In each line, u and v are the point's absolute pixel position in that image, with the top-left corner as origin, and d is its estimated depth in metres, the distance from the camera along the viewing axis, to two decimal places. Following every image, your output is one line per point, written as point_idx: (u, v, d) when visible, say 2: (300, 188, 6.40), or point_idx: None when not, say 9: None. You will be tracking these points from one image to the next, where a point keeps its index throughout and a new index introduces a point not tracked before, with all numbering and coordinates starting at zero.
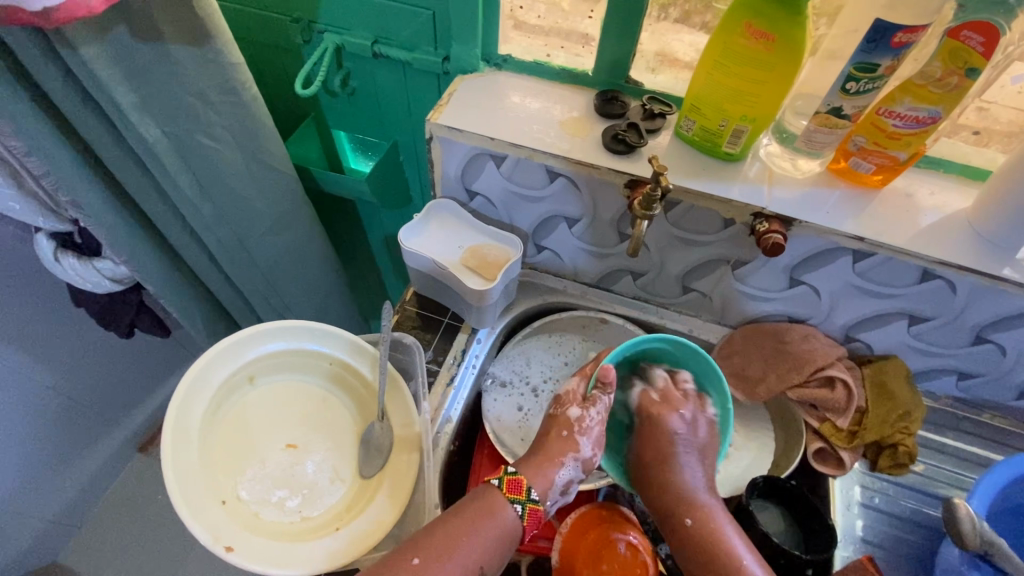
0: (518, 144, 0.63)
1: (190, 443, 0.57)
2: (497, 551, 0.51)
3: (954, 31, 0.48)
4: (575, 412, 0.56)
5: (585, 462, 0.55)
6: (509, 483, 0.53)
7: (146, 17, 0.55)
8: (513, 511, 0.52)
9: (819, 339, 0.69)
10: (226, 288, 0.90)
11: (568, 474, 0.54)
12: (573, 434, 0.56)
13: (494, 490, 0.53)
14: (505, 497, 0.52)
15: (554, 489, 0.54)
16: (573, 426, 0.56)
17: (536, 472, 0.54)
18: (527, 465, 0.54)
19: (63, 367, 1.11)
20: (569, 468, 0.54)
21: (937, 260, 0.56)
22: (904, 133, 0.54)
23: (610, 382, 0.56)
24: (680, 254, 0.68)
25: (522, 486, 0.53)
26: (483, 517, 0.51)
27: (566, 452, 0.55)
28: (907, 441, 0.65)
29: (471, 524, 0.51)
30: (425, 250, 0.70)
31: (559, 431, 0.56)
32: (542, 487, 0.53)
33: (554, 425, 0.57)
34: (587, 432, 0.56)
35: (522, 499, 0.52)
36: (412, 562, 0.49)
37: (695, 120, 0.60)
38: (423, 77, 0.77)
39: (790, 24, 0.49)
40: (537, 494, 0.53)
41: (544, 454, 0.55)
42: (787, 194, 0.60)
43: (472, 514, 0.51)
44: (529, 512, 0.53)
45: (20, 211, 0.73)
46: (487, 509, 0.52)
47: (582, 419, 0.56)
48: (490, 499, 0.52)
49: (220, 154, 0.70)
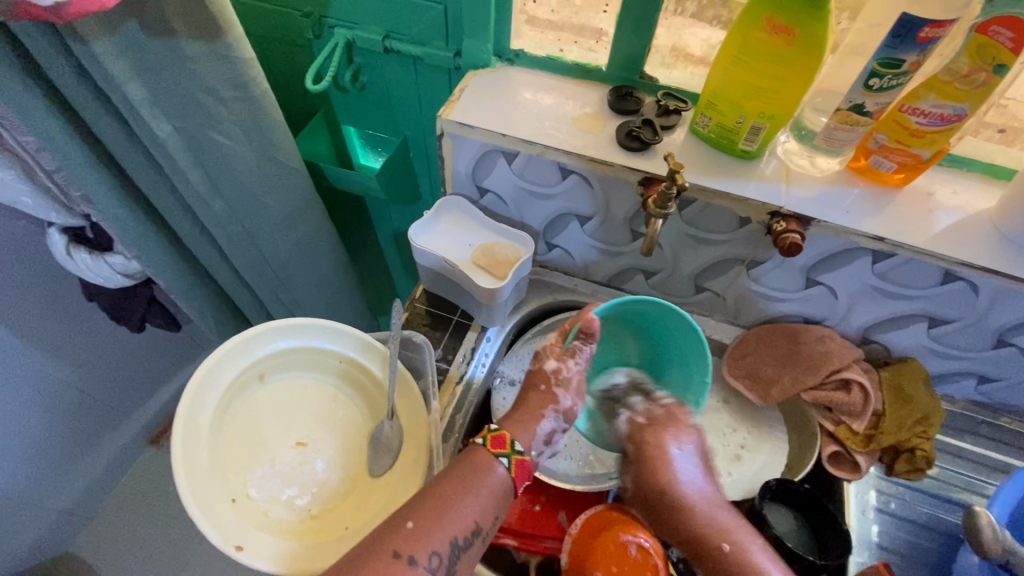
0: (530, 141, 0.62)
1: (200, 440, 0.57)
2: (489, 505, 0.51)
3: (982, 26, 0.46)
4: (552, 363, 0.58)
5: (566, 412, 0.58)
6: (492, 440, 0.53)
7: (158, 12, 0.55)
8: (500, 467, 0.52)
9: (835, 340, 0.68)
10: (236, 283, 0.90)
11: (549, 425, 0.57)
12: (551, 386, 0.57)
13: (480, 450, 0.53)
14: (491, 454, 0.53)
15: (537, 441, 0.56)
16: (551, 378, 0.58)
17: (518, 425, 0.56)
18: (509, 420, 0.56)
19: (75, 361, 1.12)
20: (548, 417, 0.56)
21: (958, 261, 0.55)
22: (928, 130, 0.52)
23: (593, 331, 0.57)
24: (693, 252, 0.67)
25: (505, 440, 0.53)
26: (472, 474, 0.51)
27: (544, 402, 0.57)
28: (926, 445, 0.64)
29: (463, 479, 0.51)
30: (435, 247, 0.69)
31: (540, 384, 0.58)
32: (525, 439, 0.55)
33: (535, 377, 0.59)
34: (565, 382, 0.58)
35: (507, 453, 0.53)
36: (407, 526, 0.48)
37: (711, 117, 0.59)
38: (434, 72, 0.77)
39: (812, 18, 0.47)
40: (520, 446, 0.54)
41: (525, 407, 0.57)
42: (805, 192, 0.59)
43: (461, 471, 0.51)
44: (515, 465, 0.53)
45: (33, 206, 0.73)
46: (475, 466, 0.52)
47: (560, 371, 0.58)
48: (478, 457, 0.53)
49: (231, 150, 0.70)
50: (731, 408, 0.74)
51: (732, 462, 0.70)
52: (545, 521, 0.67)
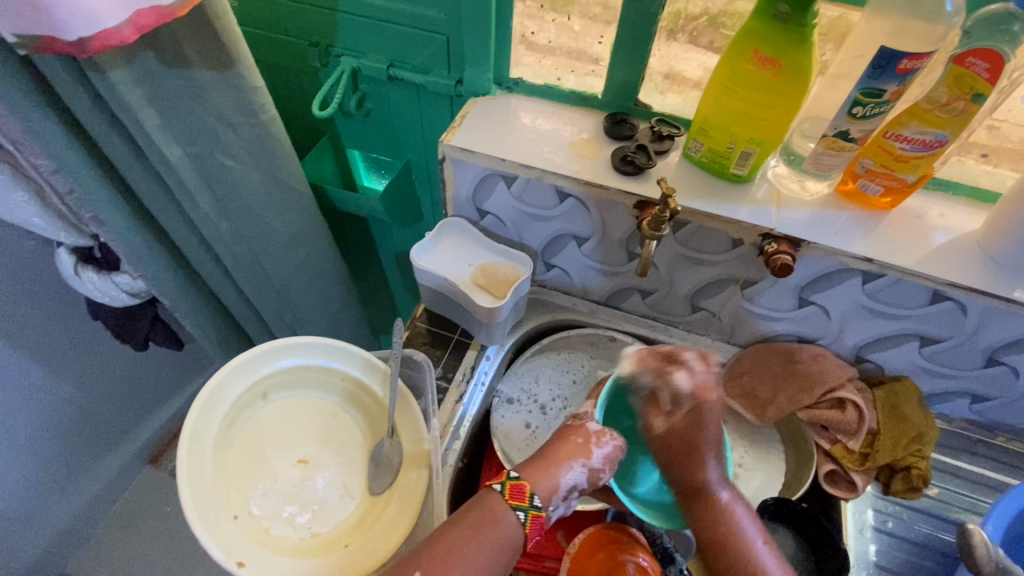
0: (528, 165, 0.64)
1: (204, 455, 0.58)
2: (499, 558, 0.50)
3: (959, 57, 0.48)
4: (594, 425, 0.55)
5: (592, 472, 0.53)
6: (512, 489, 0.51)
7: (174, 43, 0.57)
8: (513, 517, 0.51)
9: (828, 359, 0.68)
10: (240, 301, 0.91)
11: (573, 479, 0.52)
12: (588, 443, 0.54)
13: (496, 495, 0.52)
14: (507, 504, 0.51)
15: (556, 496, 0.52)
16: (591, 437, 0.54)
17: (540, 478, 0.52)
18: (530, 468, 0.52)
19: (78, 379, 1.13)
20: (575, 471, 0.52)
21: (946, 281, 0.57)
22: (911, 156, 0.54)
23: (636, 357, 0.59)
24: (689, 273, 0.69)
25: (525, 491, 0.51)
26: (486, 525, 0.50)
27: (576, 456, 0.53)
28: (921, 463, 0.65)
29: (473, 531, 0.50)
30: (437, 268, 0.71)
31: (574, 436, 0.54)
32: (545, 493, 0.52)
33: (572, 431, 0.55)
34: (602, 444, 0.54)
35: (525, 506, 0.51)
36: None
37: (703, 142, 0.61)
38: (436, 99, 0.79)
39: (797, 50, 0.50)
40: (539, 501, 0.51)
41: (552, 456, 0.53)
42: (796, 215, 0.60)
43: (473, 522, 0.50)
44: (531, 520, 0.51)
45: (43, 227, 0.75)
46: (489, 517, 0.51)
47: (601, 432, 0.55)
48: (491, 506, 0.51)
49: (238, 173, 0.72)
50: (729, 427, 0.74)
51: (731, 482, 0.70)
52: (544, 540, 0.67)
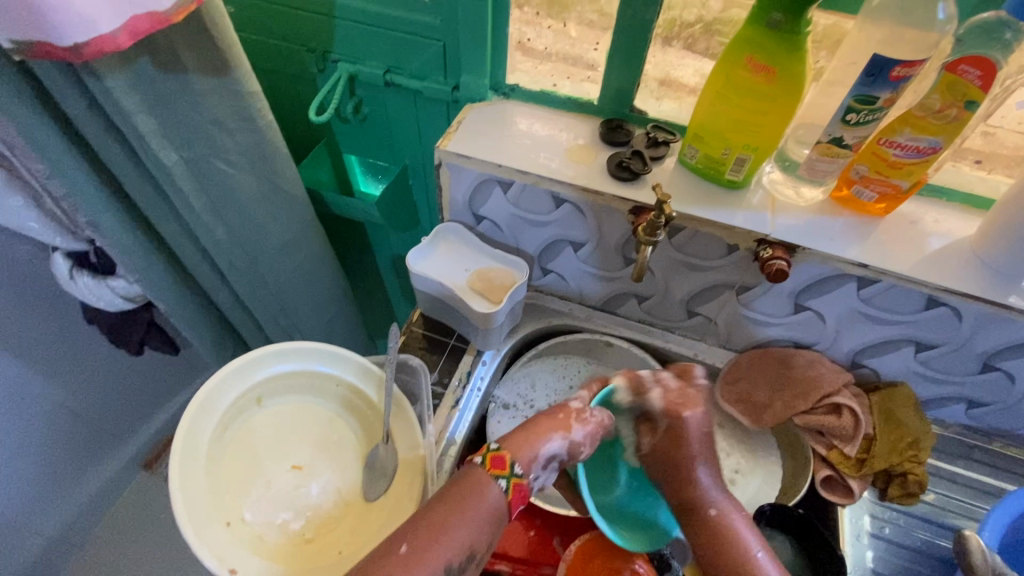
0: (525, 171, 0.64)
1: (198, 461, 0.57)
2: (484, 531, 0.49)
3: (951, 65, 0.49)
4: (577, 402, 0.56)
5: (573, 445, 0.54)
6: (493, 459, 0.51)
7: (170, 48, 0.57)
8: (497, 489, 0.50)
9: (824, 365, 0.69)
10: (235, 306, 0.91)
11: (553, 449, 0.53)
12: (569, 418, 0.54)
13: (479, 468, 0.51)
14: (490, 474, 0.51)
15: (537, 462, 0.52)
16: (572, 412, 0.55)
17: (520, 445, 0.52)
18: (512, 439, 0.52)
19: (73, 383, 1.12)
20: (556, 442, 0.53)
21: (941, 287, 0.57)
22: (905, 162, 0.55)
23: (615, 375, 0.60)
24: (685, 278, 0.69)
25: (505, 461, 0.51)
26: (470, 496, 0.50)
27: (557, 428, 0.53)
28: (916, 469, 0.64)
29: (458, 503, 0.49)
30: (432, 273, 0.70)
31: (558, 412, 0.55)
32: (525, 462, 0.51)
33: (554, 407, 0.55)
34: (585, 422, 0.54)
35: (505, 474, 0.51)
36: (400, 552, 0.47)
37: (698, 149, 0.61)
38: (433, 105, 0.80)
39: (791, 57, 0.50)
40: (519, 469, 0.51)
41: (532, 428, 0.53)
42: (791, 221, 0.61)
43: (457, 495, 0.50)
44: (512, 488, 0.51)
45: (38, 231, 0.75)
46: (473, 490, 0.50)
47: (584, 409, 0.55)
48: (475, 479, 0.51)
49: (235, 178, 0.72)
50: (726, 433, 0.74)
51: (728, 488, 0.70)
52: (539, 546, 0.67)
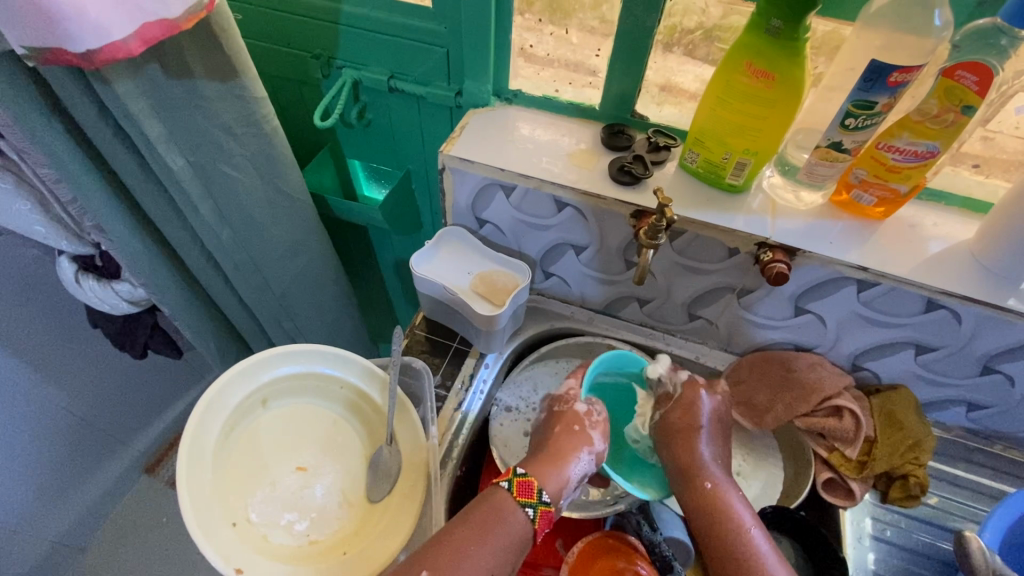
0: (527, 175, 0.65)
1: (204, 462, 0.58)
2: (506, 558, 0.50)
3: (949, 70, 0.49)
4: (582, 407, 0.61)
5: (597, 455, 0.58)
6: (519, 486, 0.53)
7: (178, 55, 0.58)
8: (522, 515, 0.52)
9: (825, 368, 0.69)
10: (239, 308, 0.91)
11: (582, 468, 0.56)
12: (585, 428, 0.59)
13: (504, 493, 0.53)
14: (515, 500, 0.52)
15: (569, 486, 0.56)
16: (584, 420, 0.60)
17: (551, 474, 0.55)
18: (536, 467, 0.55)
19: (77, 387, 1.13)
20: (583, 460, 0.57)
21: (940, 290, 0.57)
22: (904, 166, 0.55)
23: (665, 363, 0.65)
24: (686, 281, 0.69)
25: (533, 488, 0.53)
26: (494, 523, 0.51)
27: (582, 445, 0.57)
28: (918, 471, 0.65)
29: (481, 528, 0.50)
30: (436, 276, 0.71)
31: (572, 425, 0.59)
32: (554, 489, 0.54)
33: (568, 420, 0.60)
34: (598, 425, 0.60)
35: (534, 503, 0.52)
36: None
37: (699, 153, 0.62)
38: (437, 110, 0.81)
39: (789, 63, 0.51)
40: (548, 496, 0.53)
41: (556, 453, 0.56)
42: (791, 224, 0.61)
43: (480, 520, 0.50)
44: (540, 514, 0.52)
45: (45, 235, 0.76)
46: (496, 515, 0.51)
47: (590, 415, 0.60)
48: (499, 505, 0.52)
49: (241, 183, 0.73)
50: (727, 435, 0.75)
51: None
52: (543, 548, 0.67)
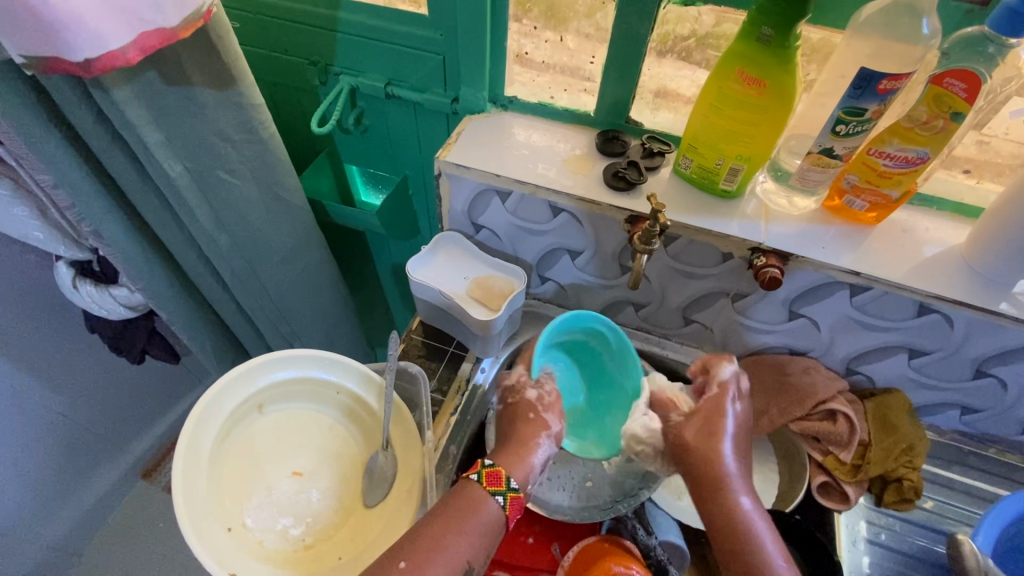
0: (522, 181, 0.65)
1: (200, 467, 0.58)
2: (481, 545, 0.51)
3: (937, 78, 0.50)
4: (533, 395, 0.62)
5: (556, 437, 0.60)
6: (489, 476, 0.53)
7: (177, 63, 0.58)
8: (494, 503, 0.53)
9: (819, 372, 0.69)
10: (236, 313, 0.92)
11: (545, 451, 0.58)
12: (539, 413, 0.61)
13: (474, 484, 0.53)
14: (486, 490, 0.53)
15: (534, 472, 0.56)
16: (537, 406, 0.61)
17: (515, 462, 0.56)
18: (504, 458, 0.56)
19: (75, 392, 1.13)
20: (544, 446, 0.58)
21: (932, 294, 0.58)
22: (895, 172, 0.56)
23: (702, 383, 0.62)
24: (680, 286, 0.70)
25: (502, 477, 0.53)
26: (468, 512, 0.51)
27: (540, 432, 0.59)
28: (912, 475, 0.65)
29: (456, 518, 0.51)
30: (432, 281, 0.71)
31: (527, 414, 0.61)
32: (521, 476, 0.55)
33: (523, 410, 0.61)
34: (550, 407, 0.62)
35: (503, 490, 0.53)
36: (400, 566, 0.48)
37: (692, 159, 0.63)
38: (433, 116, 0.81)
39: (780, 70, 0.52)
40: (515, 482, 0.54)
41: (518, 442, 0.58)
42: (784, 229, 0.62)
43: (455, 512, 0.51)
44: (511, 501, 0.53)
45: (43, 241, 0.76)
46: (470, 506, 0.52)
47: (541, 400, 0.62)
48: (469, 496, 0.53)
49: (238, 189, 0.73)
50: None
51: None
52: (538, 552, 0.67)
